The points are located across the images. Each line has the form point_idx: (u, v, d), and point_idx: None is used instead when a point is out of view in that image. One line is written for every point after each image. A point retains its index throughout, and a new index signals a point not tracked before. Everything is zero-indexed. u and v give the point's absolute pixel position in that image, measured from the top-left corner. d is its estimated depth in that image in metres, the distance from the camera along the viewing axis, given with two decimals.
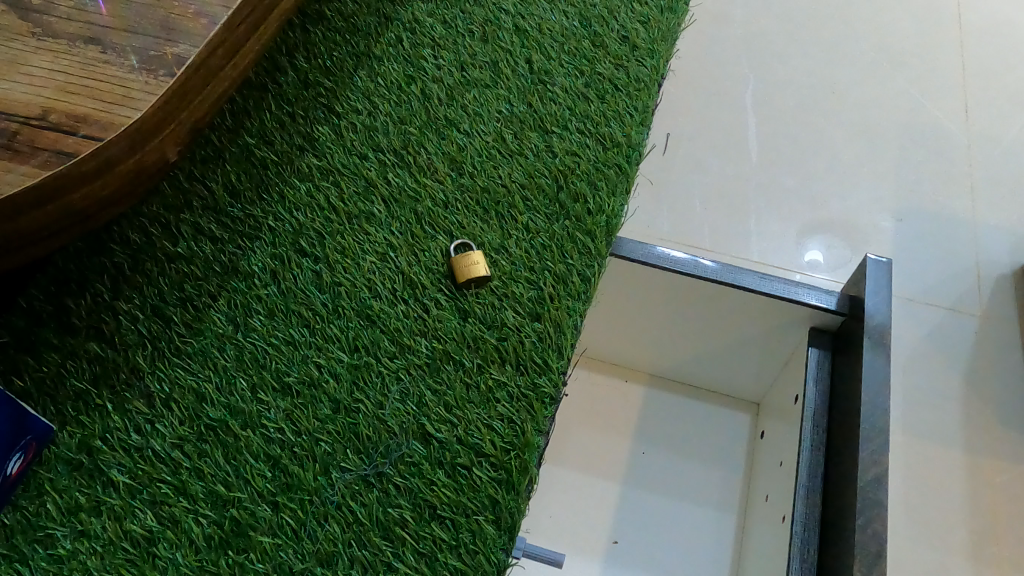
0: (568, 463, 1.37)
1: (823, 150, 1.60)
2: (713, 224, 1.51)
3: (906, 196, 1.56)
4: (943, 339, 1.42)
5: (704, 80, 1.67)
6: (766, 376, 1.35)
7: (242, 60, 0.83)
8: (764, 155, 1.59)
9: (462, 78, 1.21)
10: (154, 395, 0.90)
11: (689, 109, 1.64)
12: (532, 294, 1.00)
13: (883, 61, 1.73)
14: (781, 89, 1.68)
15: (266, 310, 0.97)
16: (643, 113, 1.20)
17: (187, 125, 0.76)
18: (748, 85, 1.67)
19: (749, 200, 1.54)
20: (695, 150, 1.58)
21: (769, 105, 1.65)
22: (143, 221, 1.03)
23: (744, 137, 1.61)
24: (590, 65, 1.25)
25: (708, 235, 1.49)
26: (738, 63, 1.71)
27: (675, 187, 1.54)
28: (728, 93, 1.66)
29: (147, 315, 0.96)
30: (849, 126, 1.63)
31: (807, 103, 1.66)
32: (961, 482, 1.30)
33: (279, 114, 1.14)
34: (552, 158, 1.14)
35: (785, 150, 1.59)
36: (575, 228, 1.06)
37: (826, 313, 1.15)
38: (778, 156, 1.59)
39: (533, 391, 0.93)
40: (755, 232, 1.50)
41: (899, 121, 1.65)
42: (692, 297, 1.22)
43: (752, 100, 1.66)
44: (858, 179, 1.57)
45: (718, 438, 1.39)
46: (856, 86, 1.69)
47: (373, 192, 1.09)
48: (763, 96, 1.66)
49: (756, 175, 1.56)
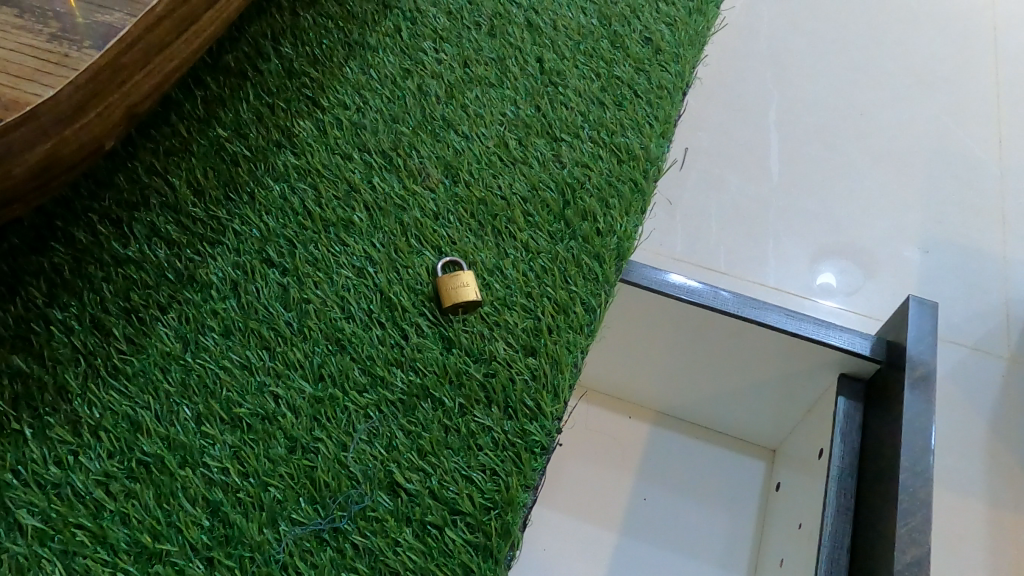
0: (562, 506, 1.24)
1: (853, 172, 1.47)
2: (731, 246, 1.38)
3: (936, 225, 1.43)
4: (979, 385, 1.29)
5: (729, 91, 1.55)
6: (786, 422, 1.21)
7: (197, 36, 0.70)
8: (792, 176, 1.46)
9: (464, 75, 1.09)
10: (81, 421, 0.78)
11: (714, 122, 1.51)
12: (528, 324, 0.87)
13: (920, 80, 1.60)
14: (814, 106, 1.55)
15: (221, 328, 0.85)
16: (664, 124, 1.08)
17: (121, 110, 0.63)
18: (776, 99, 1.55)
19: (772, 222, 1.41)
20: (716, 165, 1.46)
21: (797, 122, 1.52)
22: (92, 218, 0.91)
23: (771, 157, 1.48)
24: (608, 68, 1.12)
25: (724, 257, 1.37)
26: (768, 76, 1.58)
27: (693, 205, 1.41)
28: (757, 108, 1.53)
29: (84, 326, 0.83)
30: (882, 147, 1.51)
31: (842, 123, 1.53)
32: (982, 539, 1.16)
33: (256, 106, 1.02)
34: (560, 169, 1.01)
35: (815, 173, 1.46)
36: (581, 250, 0.94)
37: (859, 359, 1.02)
38: (804, 176, 1.46)
39: (522, 438, 0.80)
40: (779, 260, 1.37)
41: (935, 146, 1.51)
42: (708, 332, 1.10)
43: (781, 116, 1.53)
44: (888, 205, 1.44)
45: (727, 487, 1.26)
46: (891, 106, 1.56)
47: (355, 198, 0.96)
48: (791, 111, 1.54)
49: (781, 195, 1.44)
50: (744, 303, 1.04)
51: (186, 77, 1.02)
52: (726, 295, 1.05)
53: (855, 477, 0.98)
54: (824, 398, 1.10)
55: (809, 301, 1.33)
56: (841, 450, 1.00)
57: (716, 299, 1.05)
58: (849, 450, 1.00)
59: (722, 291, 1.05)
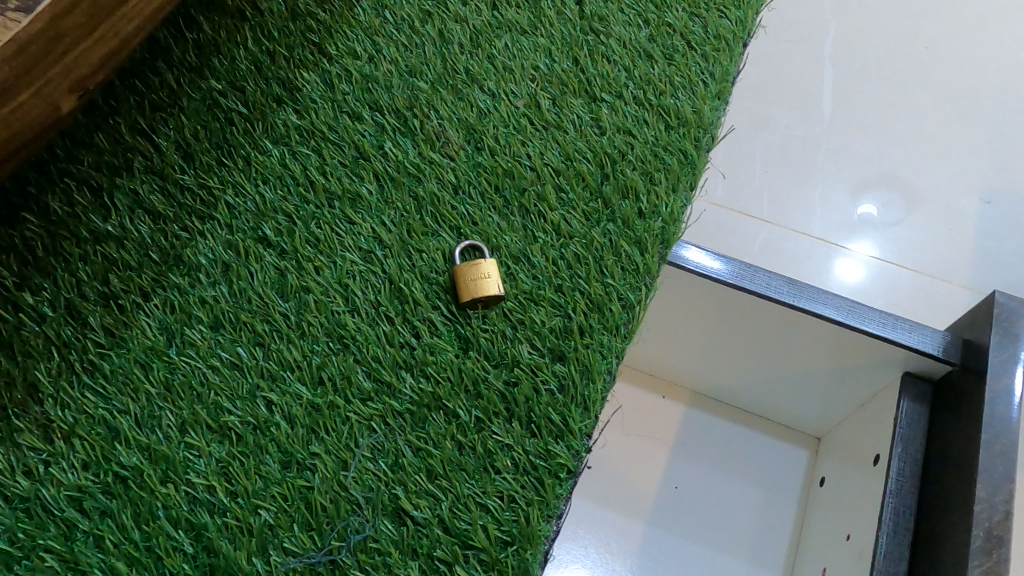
0: (586, 491, 1.16)
1: (917, 118, 1.31)
2: (779, 196, 1.24)
3: (1009, 177, 1.26)
4: None
5: (784, 24, 1.38)
6: (835, 413, 1.10)
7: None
8: (855, 128, 1.30)
9: (492, 19, 0.95)
10: (53, 425, 0.69)
11: (777, 66, 1.34)
12: (557, 324, 0.76)
13: (997, 10, 1.41)
14: (887, 47, 1.37)
15: (209, 320, 0.75)
16: (720, 82, 0.93)
17: (61, 84, 0.52)
18: (834, 33, 1.38)
19: (826, 173, 1.26)
20: (766, 109, 1.31)
21: (857, 60, 1.35)
22: (68, 184, 0.81)
23: (841, 108, 1.31)
24: (658, 13, 0.97)
25: (770, 207, 1.23)
26: (828, 7, 1.40)
27: (738, 156, 1.27)
28: (827, 51, 1.36)
29: (58, 313, 0.74)
30: (949, 88, 1.33)
31: (909, 64, 1.35)
32: None
33: (255, 52, 0.90)
34: (599, 136, 0.88)
35: (889, 128, 1.30)
36: (620, 235, 0.82)
37: (928, 361, 0.90)
38: (862, 123, 1.30)
39: (546, 460, 0.70)
40: (832, 211, 1.23)
41: (1009, 87, 1.34)
42: (757, 319, 0.98)
43: (838, 53, 1.36)
44: (957, 155, 1.28)
45: (762, 475, 1.17)
46: (962, 41, 1.38)
47: (364, 166, 0.84)
48: (851, 48, 1.36)
49: (835, 143, 1.28)
50: (801, 292, 0.92)
51: (176, 15, 0.91)
52: (780, 281, 0.93)
53: (915, 493, 0.88)
54: (882, 395, 0.99)
55: (877, 273, 1.19)
56: (902, 461, 0.89)
57: (769, 286, 0.92)
58: (911, 461, 0.90)
59: (776, 278, 0.93)
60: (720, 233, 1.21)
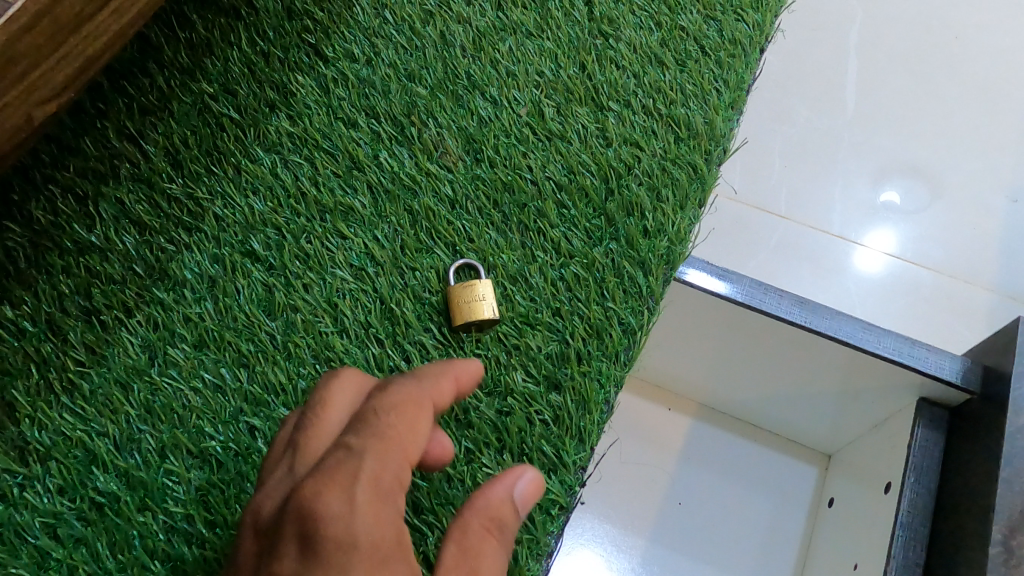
0: (589, 511, 1.08)
1: (953, 115, 1.16)
2: (807, 201, 1.09)
3: None
4: None
5: (806, 9, 1.22)
6: (848, 435, 1.04)
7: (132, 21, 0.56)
8: (885, 125, 1.15)
9: (496, 20, 0.90)
10: (29, 446, 0.67)
11: (816, 38, 1.21)
12: (553, 349, 0.73)
13: None
14: (919, 34, 1.22)
15: (194, 339, 0.73)
16: (735, 91, 0.89)
17: (22, 108, 0.50)
18: (860, 19, 1.22)
19: (854, 176, 1.11)
20: (789, 103, 1.16)
21: (885, 49, 1.21)
22: (52, 192, 0.78)
23: (885, 86, 1.18)
24: (671, 15, 0.92)
25: (794, 213, 1.09)
26: None
27: (761, 154, 1.12)
28: (872, 22, 1.22)
29: (38, 328, 0.72)
30: (986, 80, 1.19)
31: (941, 53, 1.21)
32: None
33: (248, 53, 0.86)
34: (605, 148, 0.84)
35: (938, 111, 1.16)
36: (624, 255, 0.78)
37: (946, 388, 0.86)
38: (893, 119, 1.16)
39: (537, 495, 0.68)
40: (863, 220, 1.09)
41: None
42: (768, 340, 0.93)
43: (865, 41, 1.21)
44: (995, 156, 1.14)
45: (771, 495, 1.09)
46: (1000, 26, 1.23)
47: (358, 177, 0.81)
48: (879, 35, 1.21)
49: (865, 141, 1.14)
50: (813, 313, 0.88)
51: (169, 13, 0.86)
52: (792, 302, 0.89)
53: (927, 525, 0.84)
54: (894, 420, 0.94)
55: (919, 277, 1.06)
56: (914, 493, 0.85)
57: (780, 307, 0.88)
58: (923, 491, 0.85)
59: (788, 298, 0.89)
60: (748, 225, 1.07)
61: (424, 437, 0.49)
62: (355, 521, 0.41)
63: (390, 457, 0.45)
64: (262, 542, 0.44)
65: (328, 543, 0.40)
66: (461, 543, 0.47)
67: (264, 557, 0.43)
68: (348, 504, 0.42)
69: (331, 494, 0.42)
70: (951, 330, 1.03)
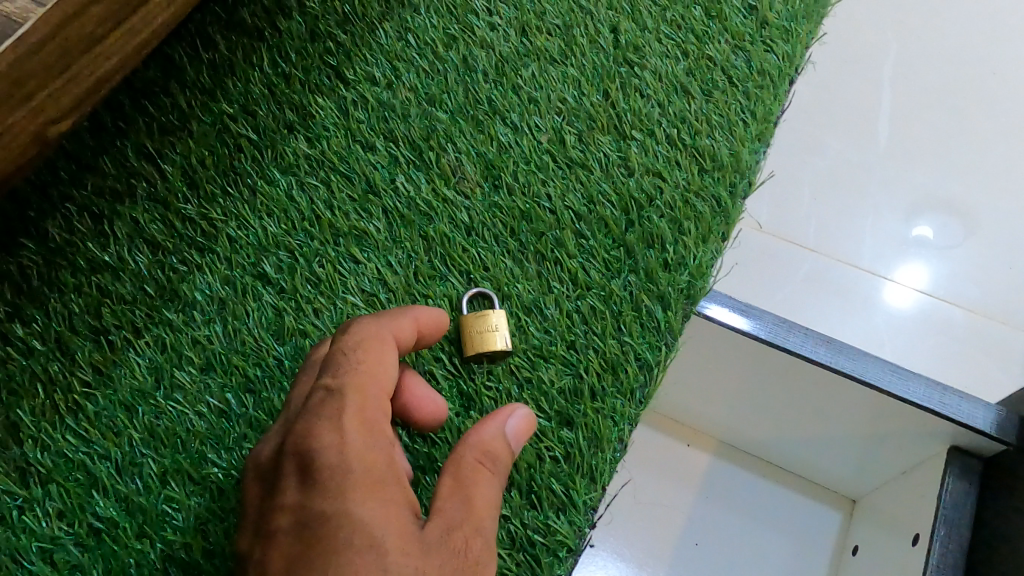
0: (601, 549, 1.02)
1: (991, 153, 1.13)
2: (835, 236, 1.06)
3: None
4: None
5: (839, 41, 1.19)
6: (876, 481, 0.99)
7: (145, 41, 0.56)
8: (919, 161, 1.12)
9: (520, 46, 0.89)
10: (31, 467, 0.66)
11: (848, 69, 1.18)
12: (566, 384, 0.71)
13: None
14: (956, 69, 1.19)
15: (201, 362, 0.71)
16: (762, 122, 0.86)
17: (28, 129, 0.49)
18: (896, 52, 1.19)
19: (885, 213, 1.08)
20: (820, 135, 1.13)
21: (921, 83, 1.17)
22: (68, 210, 0.78)
23: (919, 120, 1.15)
24: (698, 44, 0.91)
25: (823, 248, 1.05)
26: (887, 22, 1.21)
27: (789, 186, 1.09)
28: (906, 53, 1.19)
29: (47, 347, 0.72)
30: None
31: (980, 89, 1.17)
32: None
33: (269, 74, 0.86)
34: (627, 178, 0.82)
35: (974, 146, 1.13)
36: (642, 288, 0.76)
37: (979, 437, 0.82)
38: (927, 155, 1.12)
39: (545, 535, 0.65)
40: (893, 258, 1.05)
41: None
42: (792, 379, 0.90)
43: (900, 75, 1.18)
44: None
45: (793, 541, 1.03)
46: None
47: (374, 201, 0.80)
48: (914, 69, 1.18)
49: (897, 177, 1.11)
50: (839, 353, 0.85)
51: (193, 34, 0.86)
52: (817, 340, 0.86)
53: None
54: (922, 468, 0.90)
55: (952, 316, 1.02)
56: (945, 546, 0.80)
57: (805, 346, 0.85)
58: (955, 546, 0.80)
59: (813, 337, 0.86)
60: (774, 259, 1.04)
61: (394, 377, 0.55)
62: (344, 452, 0.49)
63: (366, 391, 0.52)
64: (266, 477, 0.52)
65: (323, 470, 0.48)
66: (455, 476, 0.52)
67: (270, 490, 0.51)
68: (338, 436, 0.49)
69: (326, 431, 0.49)
70: (986, 374, 0.99)
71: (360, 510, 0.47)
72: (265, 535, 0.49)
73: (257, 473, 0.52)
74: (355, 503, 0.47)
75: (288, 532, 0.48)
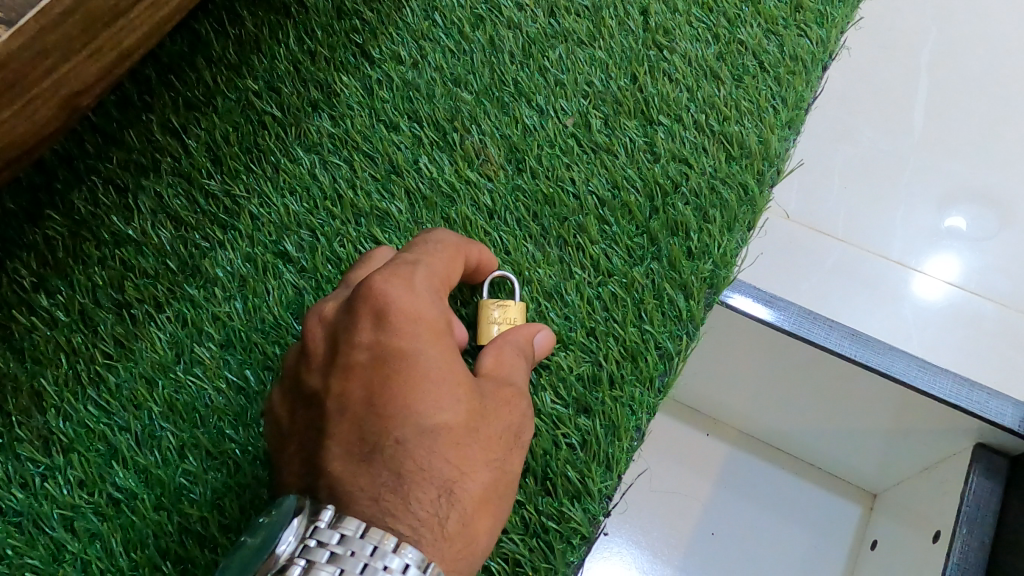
0: (618, 533, 1.01)
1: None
2: (866, 225, 1.04)
3: None
4: None
5: (877, 26, 1.16)
6: (897, 475, 0.97)
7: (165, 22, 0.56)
8: (955, 151, 1.09)
9: (548, 27, 0.88)
10: (53, 436, 0.67)
11: (885, 55, 1.15)
12: (584, 370, 0.70)
13: None
14: (997, 59, 1.15)
15: (221, 338, 0.72)
16: (793, 109, 0.85)
17: (52, 100, 0.49)
18: (935, 39, 1.16)
19: (918, 203, 1.06)
20: (853, 122, 1.10)
21: (960, 72, 1.14)
22: (94, 182, 0.78)
23: (957, 109, 1.12)
24: (730, 28, 0.89)
25: (851, 236, 1.03)
26: (927, 8, 1.18)
27: (819, 174, 1.07)
28: (945, 40, 1.16)
29: (71, 318, 0.72)
30: None
31: (1020, 80, 1.14)
32: None
33: (295, 51, 0.85)
34: (652, 164, 0.81)
35: (1012, 138, 1.10)
36: (664, 276, 0.75)
37: (1004, 435, 0.80)
38: (964, 146, 1.09)
39: (558, 522, 0.65)
40: (925, 249, 1.03)
41: None
42: (815, 370, 0.88)
43: (939, 63, 1.15)
44: None
45: (810, 533, 1.02)
46: None
47: (396, 182, 0.79)
48: (954, 58, 1.15)
49: (932, 167, 1.08)
50: (864, 346, 0.84)
51: (220, 9, 0.86)
52: (842, 333, 0.85)
53: None
54: (945, 465, 0.88)
55: (984, 312, 1.00)
56: (966, 545, 0.79)
57: (829, 338, 0.84)
58: (976, 545, 0.79)
59: (838, 329, 0.85)
60: (801, 248, 1.02)
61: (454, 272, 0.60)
62: (416, 302, 0.53)
63: (434, 267, 0.57)
64: (335, 325, 0.55)
65: (397, 315, 0.52)
66: (496, 353, 0.60)
67: (340, 337, 0.54)
68: (410, 289, 0.53)
69: (394, 281, 0.53)
70: (1017, 374, 0.96)
71: (432, 349, 0.52)
72: (343, 370, 0.53)
73: (325, 327, 0.56)
74: (425, 345, 0.52)
75: (364, 365, 0.52)
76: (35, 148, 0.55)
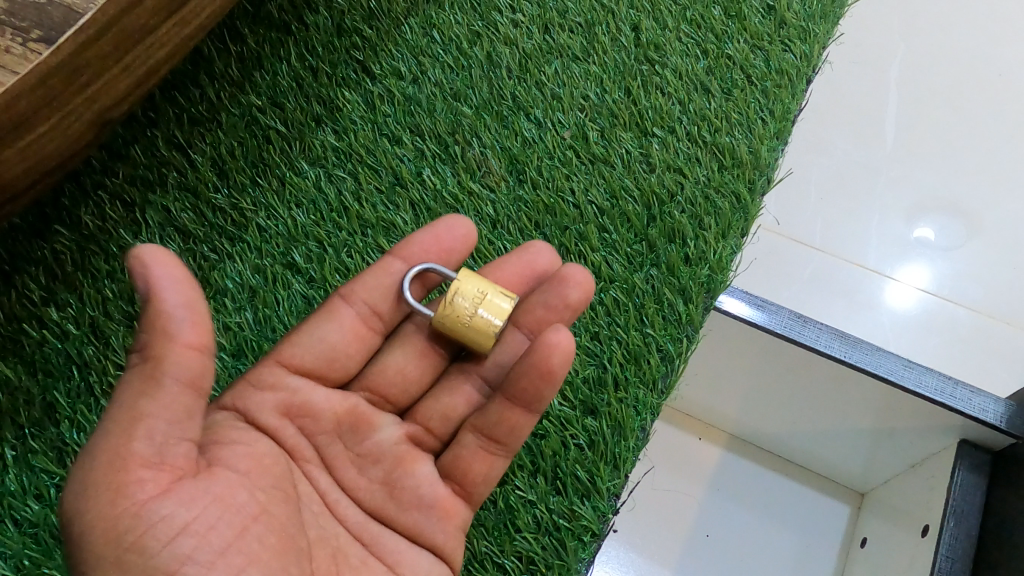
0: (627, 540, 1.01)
1: (994, 155, 1.14)
2: (845, 231, 1.07)
3: None
4: None
5: (850, 42, 1.21)
6: (883, 473, 1.00)
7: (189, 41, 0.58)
8: (922, 159, 1.13)
9: (544, 42, 0.91)
10: (67, 447, 0.68)
11: (857, 69, 1.19)
12: (590, 373, 0.73)
13: None
14: (964, 72, 1.20)
15: (232, 348, 0.73)
16: (780, 120, 0.88)
17: (84, 116, 0.51)
18: (905, 54, 1.21)
19: (890, 209, 1.10)
20: (828, 131, 1.15)
21: (929, 84, 1.19)
22: (101, 198, 0.79)
23: (926, 121, 1.16)
24: (718, 44, 0.92)
25: (830, 240, 1.07)
26: (897, 26, 1.23)
27: (802, 181, 1.10)
28: (913, 55, 1.21)
29: (82, 331, 0.73)
30: None
31: (987, 92, 1.19)
32: None
33: (298, 67, 0.87)
34: (648, 174, 0.84)
35: (979, 147, 1.15)
36: (664, 282, 0.78)
37: (985, 430, 0.84)
38: (931, 155, 1.14)
39: (569, 521, 0.67)
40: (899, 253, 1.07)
41: None
42: (805, 371, 0.91)
43: (908, 76, 1.19)
44: None
45: (801, 529, 1.04)
46: None
47: (401, 194, 0.82)
48: (922, 70, 1.20)
49: (900, 175, 1.12)
50: (851, 349, 0.87)
51: (221, 27, 0.88)
52: (830, 335, 0.88)
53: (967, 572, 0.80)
54: (931, 462, 0.91)
55: (958, 317, 1.02)
56: (953, 537, 0.81)
57: (818, 340, 0.87)
58: (963, 538, 0.82)
59: (827, 332, 0.88)
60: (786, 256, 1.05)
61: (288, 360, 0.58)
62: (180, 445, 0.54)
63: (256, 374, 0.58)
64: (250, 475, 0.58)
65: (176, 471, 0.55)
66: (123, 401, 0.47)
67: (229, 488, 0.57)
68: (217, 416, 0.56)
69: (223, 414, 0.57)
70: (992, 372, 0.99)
71: None
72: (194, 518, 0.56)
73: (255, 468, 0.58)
74: None
75: None
76: (65, 162, 0.57)
